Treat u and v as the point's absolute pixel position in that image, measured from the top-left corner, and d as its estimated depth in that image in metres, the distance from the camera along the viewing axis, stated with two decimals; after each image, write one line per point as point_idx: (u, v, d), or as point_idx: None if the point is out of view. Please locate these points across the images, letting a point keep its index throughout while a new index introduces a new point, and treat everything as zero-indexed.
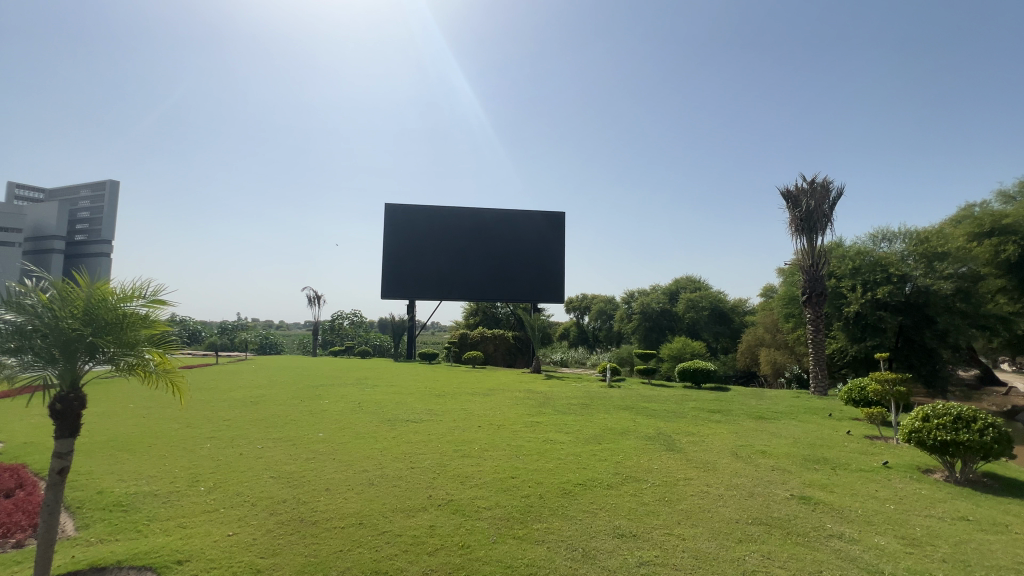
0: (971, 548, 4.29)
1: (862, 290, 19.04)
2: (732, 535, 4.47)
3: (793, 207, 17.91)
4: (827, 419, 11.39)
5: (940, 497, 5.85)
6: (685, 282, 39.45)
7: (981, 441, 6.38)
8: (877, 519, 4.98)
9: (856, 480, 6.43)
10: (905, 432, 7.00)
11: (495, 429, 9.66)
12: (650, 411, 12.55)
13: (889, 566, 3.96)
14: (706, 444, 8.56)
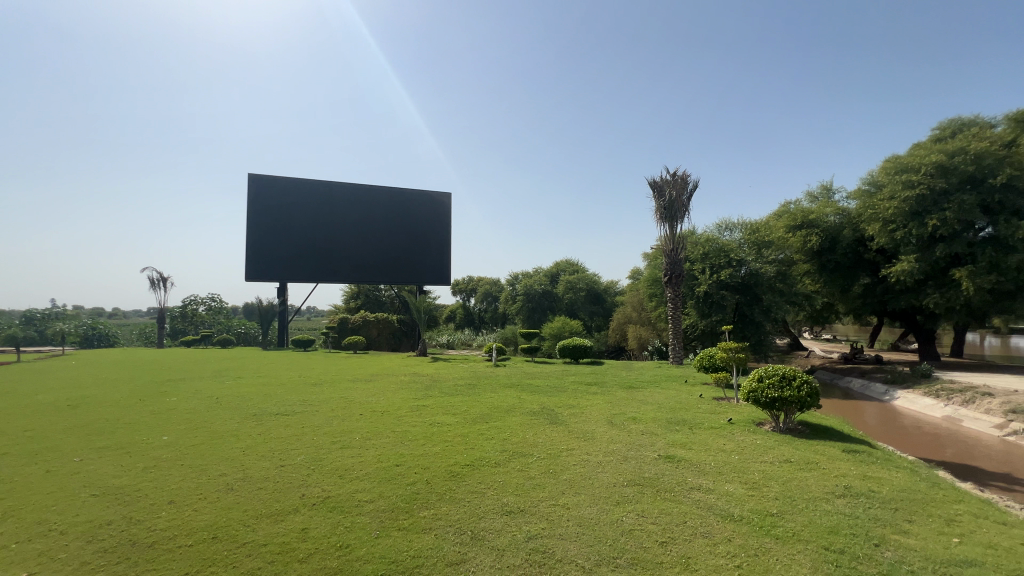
0: (795, 486, 5.10)
1: (710, 273, 22.00)
2: (610, 498, 4.74)
3: (658, 197, 19.73)
4: (684, 385, 12.91)
5: (770, 445, 6.93)
6: (565, 265, 41.80)
7: (798, 395, 7.68)
8: (726, 469, 5.68)
9: (708, 436, 7.33)
10: (745, 392, 8.15)
11: (379, 415, 9.17)
12: (534, 387, 13.05)
13: (737, 509, 4.49)
14: (585, 415, 9.10)
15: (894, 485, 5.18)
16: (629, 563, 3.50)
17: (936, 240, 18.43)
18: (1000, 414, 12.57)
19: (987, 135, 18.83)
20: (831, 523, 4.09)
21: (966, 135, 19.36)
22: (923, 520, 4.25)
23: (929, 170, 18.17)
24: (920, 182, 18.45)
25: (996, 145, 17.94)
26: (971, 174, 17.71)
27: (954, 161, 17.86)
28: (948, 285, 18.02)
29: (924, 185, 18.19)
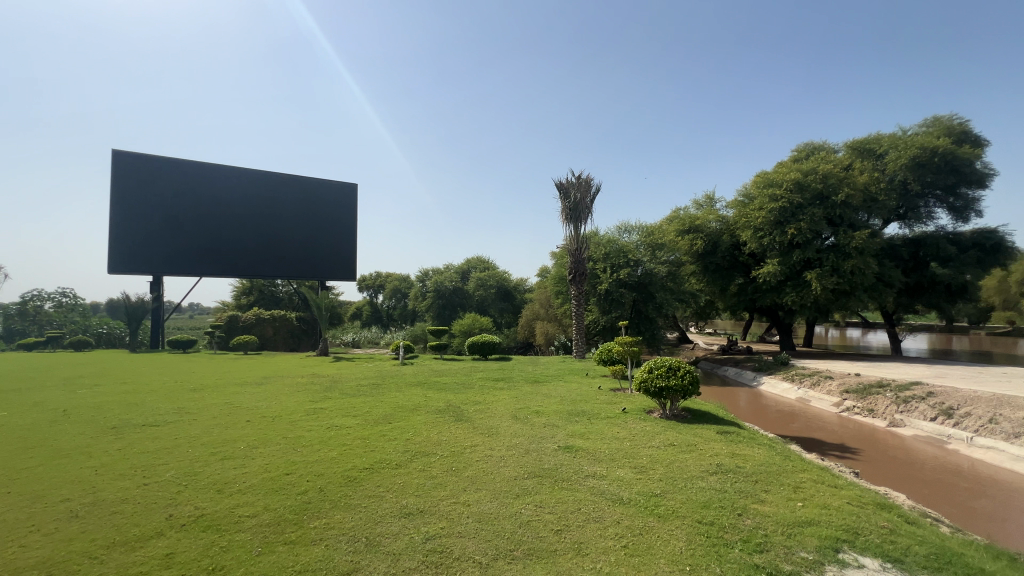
0: (676, 466, 5.60)
1: (610, 272, 23.43)
2: (510, 492, 4.83)
3: (564, 198, 20.55)
4: (585, 378, 13.60)
5: (658, 430, 7.53)
6: (476, 262, 41.91)
7: (682, 384, 8.44)
8: (618, 455, 6.07)
9: (604, 426, 7.78)
10: (637, 382, 8.79)
11: (269, 421, 8.43)
12: (441, 385, 12.91)
13: (626, 492, 4.81)
14: (490, 410, 9.20)
15: (755, 460, 5.90)
16: (524, 554, 3.57)
17: (794, 247, 21.38)
18: (838, 394, 14.97)
19: (831, 159, 22.24)
20: (704, 498, 4.53)
21: (817, 158, 22.69)
22: (776, 489, 4.89)
23: (789, 187, 21.01)
24: (782, 196, 21.26)
25: (838, 168, 21.25)
26: (820, 191, 20.80)
27: (807, 180, 20.84)
28: (802, 285, 20.99)
29: (785, 199, 20.99)
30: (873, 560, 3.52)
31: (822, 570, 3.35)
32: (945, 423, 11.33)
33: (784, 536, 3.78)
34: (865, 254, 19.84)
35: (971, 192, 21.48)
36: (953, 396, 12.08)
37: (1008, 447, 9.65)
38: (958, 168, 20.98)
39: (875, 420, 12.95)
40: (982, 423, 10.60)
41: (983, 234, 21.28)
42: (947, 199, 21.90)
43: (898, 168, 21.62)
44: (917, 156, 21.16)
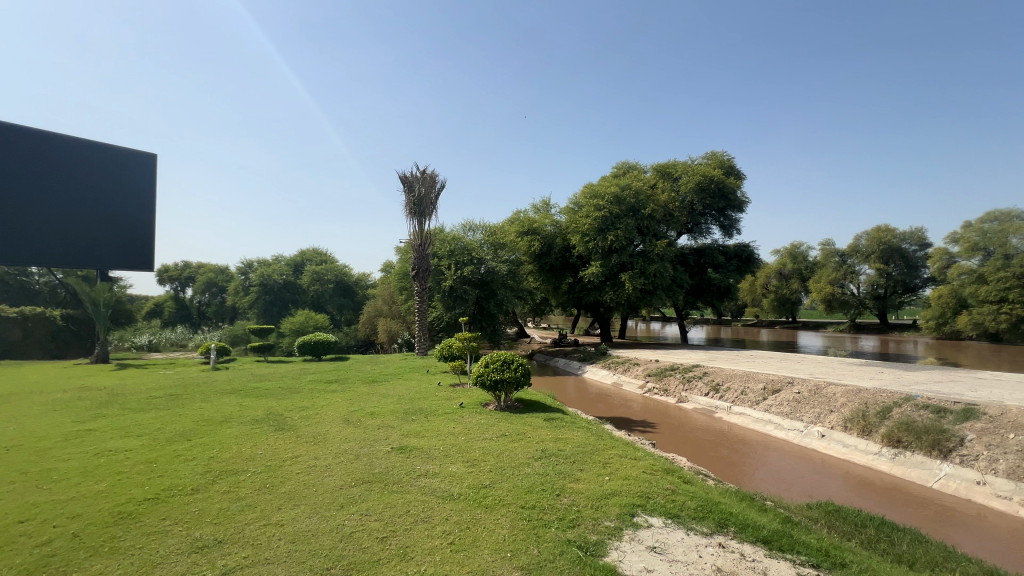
0: (506, 456, 5.85)
1: (455, 269, 23.70)
2: (333, 503, 4.45)
3: (408, 191, 20.07)
4: (425, 375, 13.47)
5: (491, 422, 7.82)
6: (311, 254, 38.30)
7: (515, 376, 8.93)
8: (452, 451, 6.10)
9: (441, 422, 7.78)
10: (474, 376, 9.01)
11: (1, 454, 6.33)
12: (262, 391, 11.41)
13: (456, 487, 4.83)
14: (319, 415, 8.44)
15: (574, 442, 6.52)
16: (343, 569, 3.31)
17: (612, 251, 24.42)
18: (643, 378, 17.63)
19: (642, 178, 26.01)
20: (527, 484, 4.81)
21: (631, 176, 26.31)
22: (589, 466, 5.45)
23: (609, 199, 23.94)
24: (604, 207, 24.12)
25: (646, 186, 24.98)
26: (632, 205, 24.13)
27: (623, 194, 24.00)
28: (618, 285, 24.11)
29: (606, 209, 23.87)
30: (659, 518, 4.13)
31: (621, 534, 3.80)
32: (714, 397, 14.18)
33: (593, 509, 4.20)
34: (663, 260, 23.69)
35: (734, 214, 27.27)
36: (720, 374, 15.20)
37: (752, 412, 12.52)
38: (726, 194, 26.47)
39: (668, 397, 15.58)
40: (737, 394, 13.56)
41: (741, 247, 27.24)
42: (720, 218, 27.43)
43: (688, 190, 26.34)
44: (700, 182, 26.09)
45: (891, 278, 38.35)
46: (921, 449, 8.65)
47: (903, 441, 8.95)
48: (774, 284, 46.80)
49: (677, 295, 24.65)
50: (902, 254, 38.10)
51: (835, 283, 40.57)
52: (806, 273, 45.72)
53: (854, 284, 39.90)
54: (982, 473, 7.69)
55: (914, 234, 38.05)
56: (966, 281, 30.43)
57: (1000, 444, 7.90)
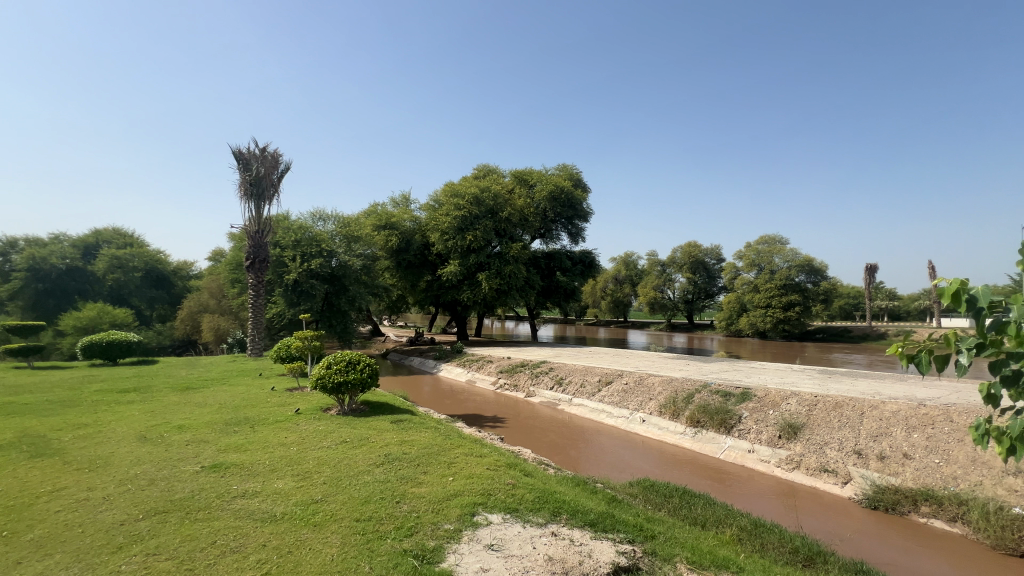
0: (344, 465, 5.38)
1: (300, 261, 21.40)
2: (107, 545, 3.55)
3: (243, 169, 17.55)
4: (256, 379, 11.86)
5: (331, 428, 7.19)
6: (109, 234, 31.06)
7: (361, 377, 8.36)
8: (280, 464, 5.42)
9: (270, 432, 6.89)
10: (313, 379, 8.20)
11: None
12: (16, 407, 8.76)
13: (280, 506, 4.26)
14: (103, 434, 6.78)
15: (420, 444, 6.32)
16: None
17: (470, 251, 24.75)
18: (495, 374, 18.19)
19: (500, 182, 26.89)
20: (365, 494, 4.47)
21: (490, 179, 27.01)
22: (433, 468, 5.33)
23: (469, 200, 24.23)
24: (464, 207, 24.31)
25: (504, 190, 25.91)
26: (491, 207, 24.77)
27: (483, 196, 24.50)
28: (475, 284, 24.53)
29: (466, 209, 24.11)
30: (498, 514, 4.18)
31: (459, 536, 3.74)
32: (558, 390, 15.27)
33: (433, 514, 4.08)
34: (518, 262, 24.80)
35: (581, 223, 29.87)
36: (563, 369, 16.42)
37: (589, 402, 13.79)
38: (574, 205, 28.87)
39: (518, 392, 16.32)
40: (577, 387, 14.80)
41: (585, 254, 29.96)
42: (568, 226, 29.77)
43: (542, 198, 28.05)
44: (553, 191, 28.02)
45: (697, 286, 46.15)
46: (713, 427, 10.47)
47: (701, 421, 10.73)
48: (610, 288, 52.70)
49: (529, 295, 26.02)
50: (705, 267, 46.12)
51: (657, 288, 47.32)
52: (635, 280, 52.45)
53: (671, 290, 47.06)
54: (752, 443, 9.61)
55: (713, 251, 46.35)
56: (746, 290, 38.16)
57: (764, 419, 9.97)
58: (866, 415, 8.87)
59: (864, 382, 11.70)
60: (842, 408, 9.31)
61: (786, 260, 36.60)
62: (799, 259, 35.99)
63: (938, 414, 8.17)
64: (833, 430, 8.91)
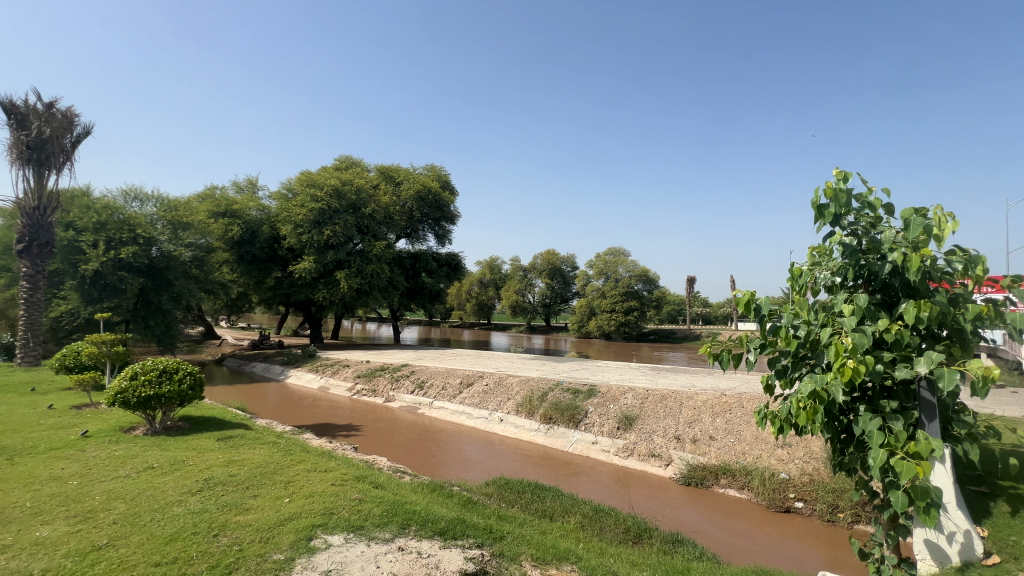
0: (146, 497, 4.45)
1: (105, 247, 17.34)
2: None
3: (16, 127, 13.73)
4: (25, 396, 9.25)
5: (134, 452, 5.92)
6: None
7: (178, 390, 7.05)
8: (50, 505, 4.26)
9: (38, 464, 5.38)
10: (110, 394, 6.66)
11: None
12: None
13: (42, 561, 3.32)
14: None
15: (253, 463, 5.56)
16: None
17: (329, 247, 22.97)
18: (352, 379, 17.05)
19: (365, 177, 25.46)
20: (170, 531, 3.74)
21: (353, 172, 25.38)
22: (266, 490, 4.71)
23: (329, 192, 22.44)
24: (322, 199, 22.43)
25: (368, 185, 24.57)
26: (353, 201, 23.27)
27: (344, 189, 22.88)
28: (332, 283, 22.80)
29: (324, 202, 22.28)
30: (339, 535, 3.84)
31: (291, 566, 3.34)
32: (418, 393, 14.91)
33: (260, 544, 3.58)
34: (382, 261, 23.71)
35: (447, 226, 29.89)
36: (424, 371, 16.10)
37: (450, 404, 13.74)
38: (442, 207, 28.74)
39: (376, 398, 15.53)
40: (438, 390, 14.62)
41: (451, 256, 29.95)
42: (435, 228, 29.50)
43: (408, 196, 27.31)
44: (420, 191, 27.49)
45: (554, 291, 49.52)
46: (564, 422, 11.23)
47: (553, 418, 11.43)
48: (475, 291, 53.67)
49: (393, 296, 25.04)
50: (561, 274, 49.74)
51: (518, 292, 49.62)
52: (499, 283, 54.25)
53: (531, 294, 49.74)
54: (596, 435, 10.54)
55: (569, 259, 50.23)
56: (595, 296, 42.11)
57: (606, 412, 11.02)
58: (684, 404, 10.36)
59: (684, 377, 13.71)
60: (667, 399, 10.74)
61: (628, 270, 41.39)
62: (638, 270, 41.01)
63: (734, 401, 9.92)
64: (660, 419, 10.23)
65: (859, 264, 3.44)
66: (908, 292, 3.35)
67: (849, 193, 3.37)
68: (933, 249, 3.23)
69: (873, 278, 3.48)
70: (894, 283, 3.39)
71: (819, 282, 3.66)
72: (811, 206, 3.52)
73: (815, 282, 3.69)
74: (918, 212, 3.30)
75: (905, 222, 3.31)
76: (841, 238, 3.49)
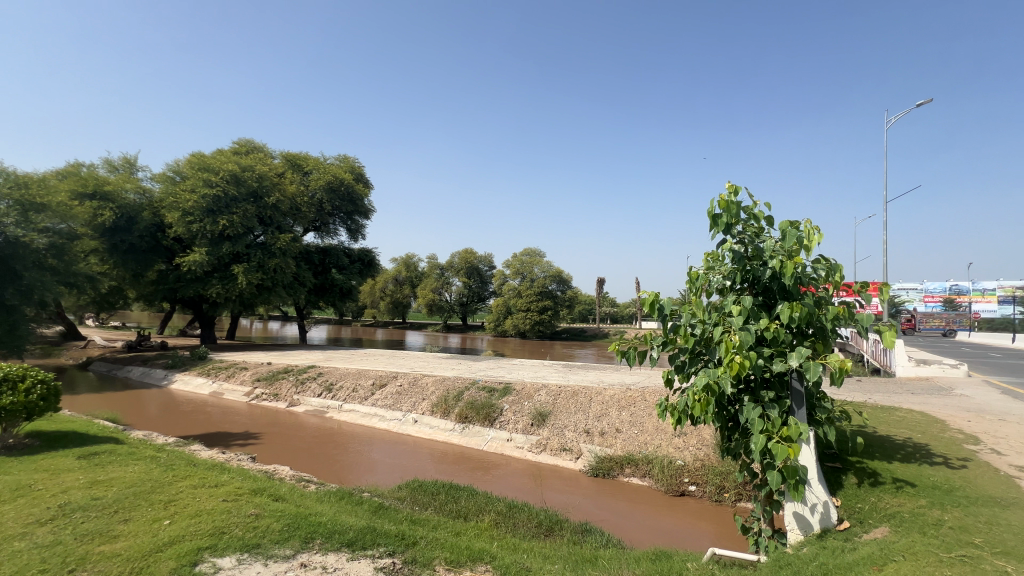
0: None
1: None
2: None
3: None
4: None
5: None
6: None
7: (24, 402, 5.95)
8: None
9: None
10: None
11: None
12: None
13: None
14: None
15: (124, 483, 4.85)
16: None
17: (224, 238, 20.87)
18: (250, 383, 15.61)
19: (268, 163, 23.41)
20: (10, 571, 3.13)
21: (254, 157, 23.22)
22: (141, 512, 4.14)
23: (225, 177, 20.27)
24: (216, 185, 20.21)
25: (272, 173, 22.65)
26: (254, 190, 21.31)
27: (244, 175, 20.85)
28: (228, 278, 20.74)
29: (220, 188, 20.09)
30: (231, 556, 3.48)
31: None
32: (326, 397, 14.05)
33: None
34: (287, 255, 22.02)
35: (360, 220, 28.59)
36: (333, 373, 15.22)
37: (361, 407, 13.12)
38: (355, 200, 27.40)
39: (278, 403, 14.37)
40: (348, 392, 13.89)
41: (364, 252, 28.64)
42: (347, 222, 28.08)
43: (318, 187, 25.65)
44: (331, 182, 25.97)
45: (471, 290, 49.50)
46: (479, 421, 11.25)
47: (469, 416, 11.41)
48: (390, 289, 51.93)
49: (299, 293, 23.37)
50: (478, 273, 49.87)
51: (435, 291, 48.87)
52: (415, 282, 53.00)
53: (448, 292, 49.25)
54: (510, 432, 10.69)
55: (487, 258, 50.47)
56: (511, 296, 42.78)
57: (521, 410, 11.21)
58: (593, 399, 10.87)
59: (594, 373, 14.38)
60: (578, 395, 11.19)
61: (543, 271, 42.64)
62: (552, 271, 42.43)
63: (638, 395, 10.61)
64: (571, 414, 10.63)
65: (746, 269, 3.84)
66: (784, 295, 3.80)
67: (739, 205, 3.75)
68: (804, 257, 3.70)
69: (756, 282, 3.90)
70: (774, 287, 3.82)
71: (713, 284, 4.00)
72: (708, 215, 3.87)
73: (709, 284, 4.03)
74: (793, 225, 3.76)
75: (783, 233, 3.75)
76: (732, 246, 3.87)
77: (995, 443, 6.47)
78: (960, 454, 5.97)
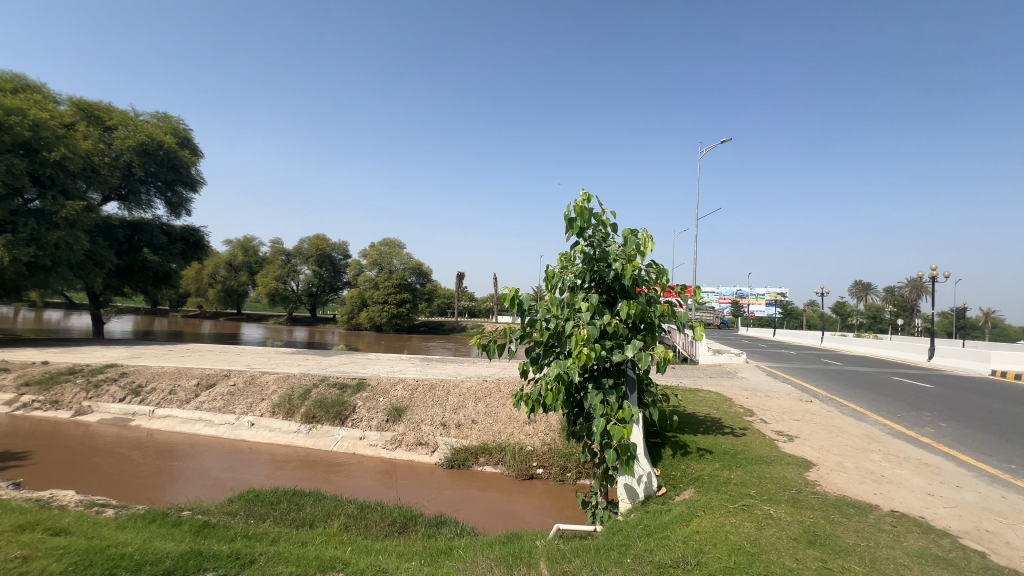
0: None
1: None
2: None
3: None
4: None
5: None
6: None
7: None
8: None
9: None
10: None
11: None
12: None
13: None
14: None
15: None
16: None
17: None
18: (13, 389, 12.14)
19: (49, 108, 18.36)
20: None
21: (27, 98, 17.95)
22: None
23: None
24: None
25: (56, 121, 17.79)
26: (26, 140, 16.51)
27: (9, 119, 15.99)
28: None
29: None
30: None
31: None
32: (132, 401, 11.68)
33: None
34: (76, 228, 17.62)
35: (184, 192, 24.31)
36: (141, 372, 12.68)
37: (180, 412, 11.21)
38: (177, 167, 23.21)
39: (58, 412, 11.46)
40: (163, 395, 11.73)
41: (188, 230, 24.41)
42: (165, 193, 23.67)
43: (125, 146, 21.03)
44: (144, 143, 21.51)
45: (321, 280, 45.82)
46: (328, 420, 10.49)
47: (317, 416, 10.56)
48: (221, 274, 45.22)
49: (93, 275, 18.95)
50: (331, 261, 46.35)
51: (278, 279, 44.05)
52: (255, 267, 47.12)
53: (294, 282, 44.80)
54: (363, 430, 10.21)
55: (341, 247, 47.04)
56: (368, 287, 40.74)
57: (376, 406, 10.77)
58: (451, 392, 10.95)
59: (452, 366, 14.50)
60: (436, 388, 11.16)
61: (403, 262, 41.65)
62: (412, 262, 41.68)
63: (494, 386, 11.00)
64: (428, 408, 10.57)
65: (593, 270, 4.25)
66: (623, 294, 4.29)
67: (590, 211, 4.13)
68: (639, 261, 4.23)
69: (601, 282, 4.34)
70: (616, 286, 4.29)
71: (565, 282, 4.32)
72: (564, 218, 4.18)
73: (563, 283, 4.34)
74: (633, 233, 4.27)
75: (625, 239, 4.25)
76: (583, 248, 4.25)
77: (764, 414, 8.28)
78: (742, 425, 7.49)
